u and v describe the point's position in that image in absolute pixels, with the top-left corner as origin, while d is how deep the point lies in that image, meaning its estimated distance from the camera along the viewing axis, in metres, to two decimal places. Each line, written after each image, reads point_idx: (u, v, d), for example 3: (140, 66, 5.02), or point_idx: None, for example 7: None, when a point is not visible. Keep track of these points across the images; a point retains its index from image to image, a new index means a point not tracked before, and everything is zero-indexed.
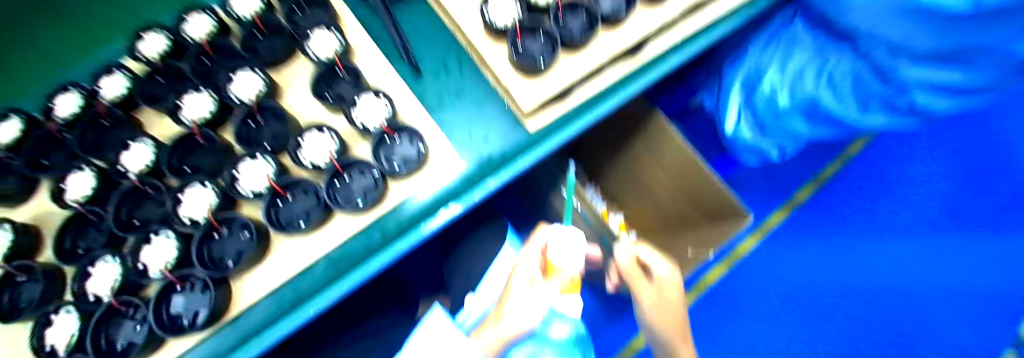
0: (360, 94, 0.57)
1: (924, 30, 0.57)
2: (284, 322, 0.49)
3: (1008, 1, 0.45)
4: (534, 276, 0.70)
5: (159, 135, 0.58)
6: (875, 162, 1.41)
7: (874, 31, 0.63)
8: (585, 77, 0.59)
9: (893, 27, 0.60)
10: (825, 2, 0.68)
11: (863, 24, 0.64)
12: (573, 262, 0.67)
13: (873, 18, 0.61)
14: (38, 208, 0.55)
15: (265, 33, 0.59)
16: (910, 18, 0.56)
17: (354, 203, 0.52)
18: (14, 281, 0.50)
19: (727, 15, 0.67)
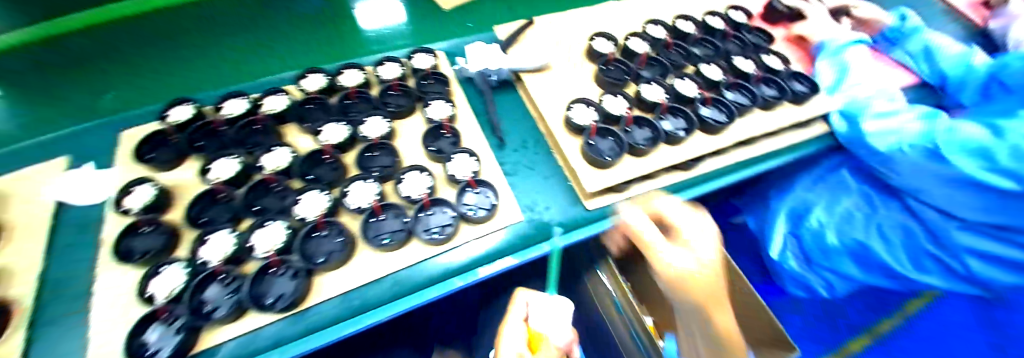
0: (456, 151, 0.72)
1: (986, 202, 0.63)
2: (343, 324, 0.55)
3: None
4: (522, 352, 0.54)
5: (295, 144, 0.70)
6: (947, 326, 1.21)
7: (932, 193, 0.70)
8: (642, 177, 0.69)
9: (951, 193, 0.67)
10: (876, 162, 0.76)
11: (919, 186, 0.72)
12: (562, 332, 0.55)
13: (928, 182, 0.69)
14: (178, 176, 0.65)
15: (397, 91, 0.78)
16: (972, 189, 0.63)
17: (432, 234, 0.61)
18: (140, 230, 0.57)
19: (779, 153, 0.75)
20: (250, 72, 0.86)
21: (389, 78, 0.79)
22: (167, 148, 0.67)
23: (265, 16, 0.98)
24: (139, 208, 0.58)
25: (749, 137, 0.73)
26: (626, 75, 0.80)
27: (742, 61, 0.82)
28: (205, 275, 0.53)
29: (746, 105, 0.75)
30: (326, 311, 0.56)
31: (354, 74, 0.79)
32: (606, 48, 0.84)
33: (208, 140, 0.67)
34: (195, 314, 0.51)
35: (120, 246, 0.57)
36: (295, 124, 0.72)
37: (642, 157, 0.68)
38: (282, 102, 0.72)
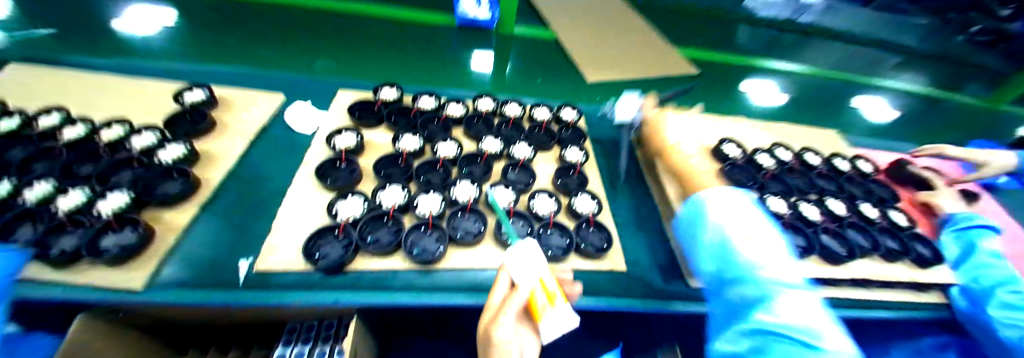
0: (580, 192, 0.80)
1: None
2: (460, 295, 0.61)
3: None
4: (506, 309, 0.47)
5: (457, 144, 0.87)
6: None
7: None
8: None
9: None
10: (999, 349, 0.70)
11: None
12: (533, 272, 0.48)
13: None
14: (372, 136, 0.83)
15: (544, 130, 0.94)
16: None
17: (551, 250, 0.69)
18: (339, 164, 0.74)
19: (887, 303, 0.76)
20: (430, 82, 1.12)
21: (541, 119, 0.95)
22: (370, 114, 0.86)
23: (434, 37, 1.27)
24: (343, 147, 0.75)
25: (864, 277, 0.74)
26: (749, 181, 0.86)
27: (867, 206, 0.85)
28: (378, 212, 0.65)
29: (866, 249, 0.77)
30: (448, 279, 0.63)
31: (514, 107, 0.96)
32: (734, 152, 0.93)
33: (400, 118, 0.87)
34: (361, 239, 0.61)
35: (321, 168, 0.72)
36: (462, 129, 0.90)
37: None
38: (459, 109, 0.91)
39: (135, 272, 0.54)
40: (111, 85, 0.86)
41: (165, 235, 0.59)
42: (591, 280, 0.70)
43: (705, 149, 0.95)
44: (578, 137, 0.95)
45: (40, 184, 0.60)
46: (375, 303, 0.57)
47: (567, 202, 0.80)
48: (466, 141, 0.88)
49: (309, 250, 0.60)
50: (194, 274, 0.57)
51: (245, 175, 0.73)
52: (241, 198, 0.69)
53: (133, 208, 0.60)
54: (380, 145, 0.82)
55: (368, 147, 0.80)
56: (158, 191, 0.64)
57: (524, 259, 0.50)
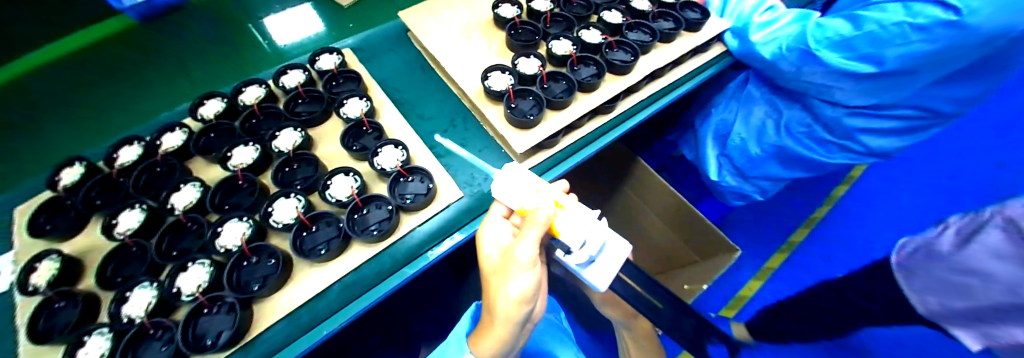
0: (381, 146, 0.69)
1: (862, 88, 0.72)
2: (300, 343, 0.53)
3: (924, 51, 0.61)
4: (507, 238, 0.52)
5: (207, 178, 0.67)
6: (872, 196, 1.37)
7: (829, 90, 0.75)
8: (568, 127, 0.69)
9: (844, 90, 0.74)
10: (774, 72, 0.81)
11: (816, 84, 0.76)
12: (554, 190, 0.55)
13: (818, 77, 0.74)
14: (85, 241, 0.60)
15: (307, 98, 0.75)
16: (857, 82, 0.71)
17: (369, 232, 0.60)
18: (52, 305, 0.53)
19: (686, 78, 0.80)
20: (125, 116, 0.76)
21: (295, 88, 0.75)
22: (67, 217, 0.62)
23: (158, 43, 0.81)
24: (45, 283, 0.53)
25: (655, 71, 0.76)
26: (536, 36, 0.79)
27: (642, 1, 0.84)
28: (130, 332, 0.50)
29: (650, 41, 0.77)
30: (277, 338, 0.54)
31: (255, 90, 0.74)
32: (510, 11, 0.82)
33: (109, 197, 0.63)
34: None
35: (34, 330, 0.52)
36: (199, 157, 0.68)
37: (564, 110, 0.69)
38: (178, 137, 0.67)
39: None
40: None
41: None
42: (431, 227, 0.65)
43: (489, 22, 0.84)
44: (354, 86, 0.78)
45: None
46: None
47: (369, 168, 0.68)
48: (213, 168, 0.68)
49: None
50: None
51: None
52: None
53: None
54: (101, 245, 0.60)
55: (86, 257, 0.59)
56: None
57: (523, 185, 0.54)
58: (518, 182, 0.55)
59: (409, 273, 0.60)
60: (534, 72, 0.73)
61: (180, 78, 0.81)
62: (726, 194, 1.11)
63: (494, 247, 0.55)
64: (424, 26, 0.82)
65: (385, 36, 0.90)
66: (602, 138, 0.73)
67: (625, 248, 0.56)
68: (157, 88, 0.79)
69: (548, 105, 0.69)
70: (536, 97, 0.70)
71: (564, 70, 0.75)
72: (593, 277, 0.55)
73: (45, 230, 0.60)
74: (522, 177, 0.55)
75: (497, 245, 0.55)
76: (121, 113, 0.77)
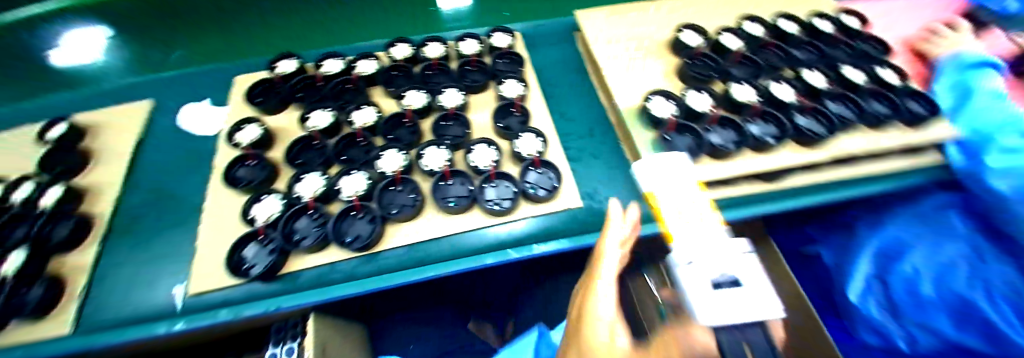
0: (524, 131, 0.72)
1: None
2: (405, 273, 0.59)
3: None
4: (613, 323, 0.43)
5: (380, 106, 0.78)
6: None
7: None
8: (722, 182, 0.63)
9: None
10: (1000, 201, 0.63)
11: None
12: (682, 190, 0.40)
13: None
14: (281, 120, 0.75)
15: (475, 65, 0.82)
16: None
17: (492, 205, 0.63)
18: (246, 161, 0.68)
19: (882, 177, 0.66)
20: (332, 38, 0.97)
21: (469, 54, 0.83)
22: (274, 97, 0.78)
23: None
24: (249, 143, 0.68)
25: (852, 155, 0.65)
26: (712, 73, 0.74)
27: (851, 70, 0.74)
28: (298, 206, 0.61)
29: (852, 122, 0.66)
30: (393, 261, 0.61)
31: (436, 47, 0.84)
32: (695, 40, 0.78)
33: (308, 94, 0.78)
34: (287, 237, 0.59)
35: (230, 174, 0.67)
36: (381, 87, 0.79)
37: (725, 162, 0.63)
38: (371, 65, 0.80)
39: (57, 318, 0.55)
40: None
41: (72, 278, 0.59)
42: (543, 224, 0.65)
43: (661, 45, 0.82)
44: (516, 67, 0.83)
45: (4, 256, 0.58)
46: (316, 301, 0.55)
47: (509, 147, 0.72)
48: (386, 100, 0.79)
49: (236, 262, 0.57)
50: (110, 306, 0.58)
51: (161, 195, 0.70)
52: (156, 209, 0.69)
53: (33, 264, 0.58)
54: (291, 129, 0.74)
55: (279, 134, 0.73)
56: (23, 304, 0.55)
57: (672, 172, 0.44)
58: (667, 168, 0.44)
59: (512, 254, 0.61)
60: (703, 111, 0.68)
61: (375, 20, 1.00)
62: (855, 333, 0.89)
63: (609, 333, 0.42)
64: (595, 31, 0.83)
65: (552, 28, 0.94)
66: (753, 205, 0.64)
67: (776, 308, 0.26)
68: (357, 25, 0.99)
69: (708, 152, 0.63)
70: (696, 137, 0.66)
71: (737, 119, 0.68)
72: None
73: (257, 102, 0.77)
74: (668, 169, 0.43)
75: (611, 336, 0.42)
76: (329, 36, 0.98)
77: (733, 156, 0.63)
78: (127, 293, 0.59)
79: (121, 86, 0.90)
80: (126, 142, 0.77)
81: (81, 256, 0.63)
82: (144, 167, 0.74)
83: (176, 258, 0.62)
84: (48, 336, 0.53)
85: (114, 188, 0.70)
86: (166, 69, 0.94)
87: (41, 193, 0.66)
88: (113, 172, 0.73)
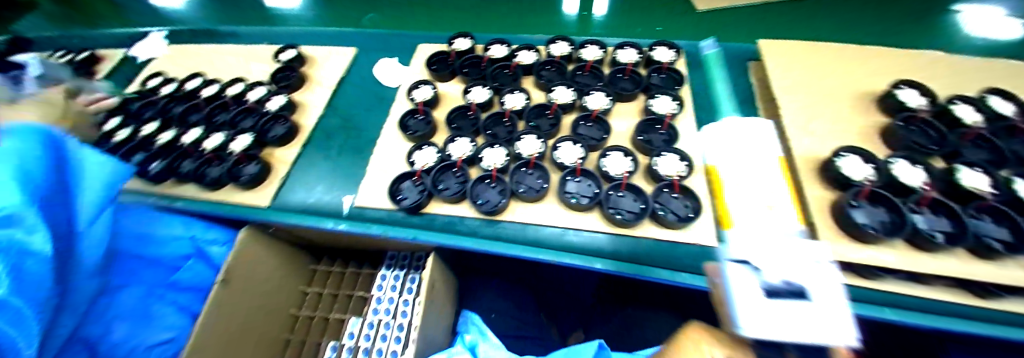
0: (666, 151, 0.68)
1: None
2: (517, 247, 0.63)
3: None
4: None
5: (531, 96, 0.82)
6: None
7: None
8: (908, 277, 0.52)
9: None
10: None
11: None
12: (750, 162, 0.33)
13: None
14: (446, 88, 0.85)
15: (630, 74, 0.79)
16: None
17: (615, 214, 0.63)
18: (415, 116, 0.80)
19: None
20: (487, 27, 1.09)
21: (625, 62, 0.79)
22: (444, 66, 0.89)
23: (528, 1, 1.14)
24: (422, 100, 0.79)
25: None
26: (931, 145, 0.61)
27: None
28: (448, 163, 0.70)
29: None
30: (510, 232, 0.66)
31: (593, 51, 0.84)
32: (916, 101, 0.66)
33: (471, 70, 0.86)
34: (433, 187, 0.68)
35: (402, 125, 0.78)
36: (533, 78, 0.83)
37: (932, 255, 0.51)
38: (531, 57, 0.84)
39: (265, 192, 0.74)
40: (249, 50, 1.07)
41: (278, 167, 0.78)
42: (663, 249, 0.61)
43: (859, 100, 0.70)
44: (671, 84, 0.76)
45: (246, 135, 0.80)
46: (440, 243, 0.64)
47: (646, 162, 0.69)
48: (535, 91, 0.82)
49: (394, 191, 0.70)
50: (297, 196, 0.74)
51: (343, 120, 0.85)
52: (337, 130, 0.84)
53: (256, 148, 0.79)
54: (453, 97, 0.83)
55: (443, 99, 0.83)
56: (244, 175, 0.76)
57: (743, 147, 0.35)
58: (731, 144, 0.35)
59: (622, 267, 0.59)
60: (915, 186, 0.56)
61: (528, 21, 1.09)
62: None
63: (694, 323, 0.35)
64: (779, 71, 0.75)
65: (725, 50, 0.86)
66: (961, 321, 0.50)
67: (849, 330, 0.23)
68: (510, 22, 1.10)
69: (908, 238, 0.52)
70: (895, 215, 0.55)
71: (960, 209, 0.55)
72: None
73: (432, 69, 0.88)
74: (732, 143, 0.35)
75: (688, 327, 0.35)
76: (485, 24, 1.10)
77: (941, 253, 0.51)
78: (309, 190, 0.75)
79: (328, 29, 1.11)
80: (329, 73, 0.94)
81: (285, 152, 0.81)
82: (336, 96, 0.90)
83: (347, 175, 0.76)
84: (263, 203, 0.73)
85: (314, 106, 0.87)
86: (365, 25, 1.15)
87: (272, 98, 0.87)
88: (317, 93, 0.90)
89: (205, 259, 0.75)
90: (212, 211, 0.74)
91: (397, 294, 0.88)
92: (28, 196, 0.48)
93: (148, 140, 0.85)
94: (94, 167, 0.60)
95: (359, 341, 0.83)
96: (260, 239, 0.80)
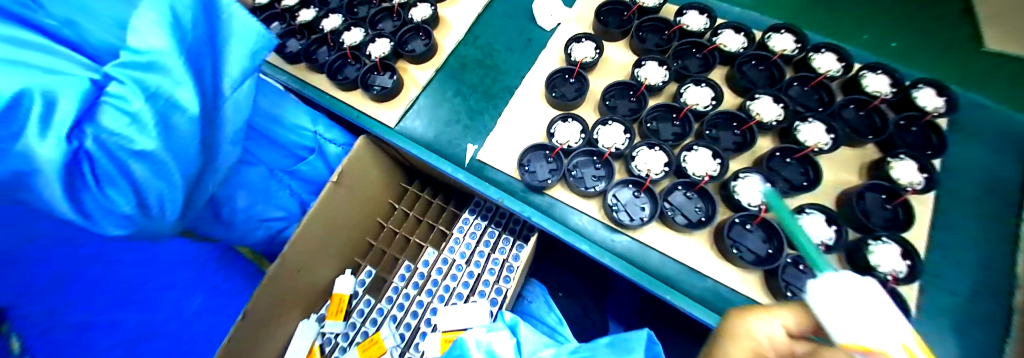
0: (891, 239, 0.48)
1: None
2: (639, 273, 0.52)
3: None
4: None
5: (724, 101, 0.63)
6: None
7: None
8: None
9: None
10: None
11: None
12: None
13: None
14: (610, 51, 0.71)
15: (870, 110, 0.56)
16: None
17: (785, 293, 0.48)
18: (567, 77, 0.68)
19: None
20: None
21: (873, 92, 0.56)
22: (616, 21, 0.72)
23: None
24: (583, 59, 0.67)
25: None
26: None
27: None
28: (593, 150, 0.59)
29: None
30: (634, 252, 0.55)
31: (831, 61, 0.60)
32: None
33: (651, 36, 0.70)
34: (569, 172, 0.59)
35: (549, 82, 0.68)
36: (728, 72, 0.64)
37: None
38: (735, 44, 0.65)
39: (391, 111, 0.70)
40: None
41: (409, 87, 0.73)
42: None
43: None
44: (925, 145, 0.54)
45: (383, 41, 0.75)
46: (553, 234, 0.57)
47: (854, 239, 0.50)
48: (725, 90, 0.64)
49: (521, 162, 0.62)
50: (421, 126, 0.70)
51: (481, 53, 0.76)
52: (471, 64, 0.75)
53: (392, 58, 0.74)
54: (615, 65, 0.69)
55: (602, 64, 0.70)
56: (374, 85, 0.72)
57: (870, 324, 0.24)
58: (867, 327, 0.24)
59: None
60: None
61: None
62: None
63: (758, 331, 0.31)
64: None
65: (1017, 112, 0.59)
66: None
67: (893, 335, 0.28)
68: None
69: None
70: None
71: None
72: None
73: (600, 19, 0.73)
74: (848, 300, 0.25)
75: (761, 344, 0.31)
76: None
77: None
78: (431, 123, 0.70)
79: None
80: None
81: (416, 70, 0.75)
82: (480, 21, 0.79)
83: (474, 121, 0.70)
84: (387, 123, 0.69)
85: (457, 25, 0.78)
86: None
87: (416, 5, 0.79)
88: (463, 11, 0.80)
89: (322, 156, 0.75)
90: (337, 112, 0.73)
91: (473, 242, 0.86)
92: (177, 42, 0.41)
93: (291, 12, 0.82)
94: (240, 28, 0.51)
95: (431, 272, 0.84)
96: (371, 150, 0.80)
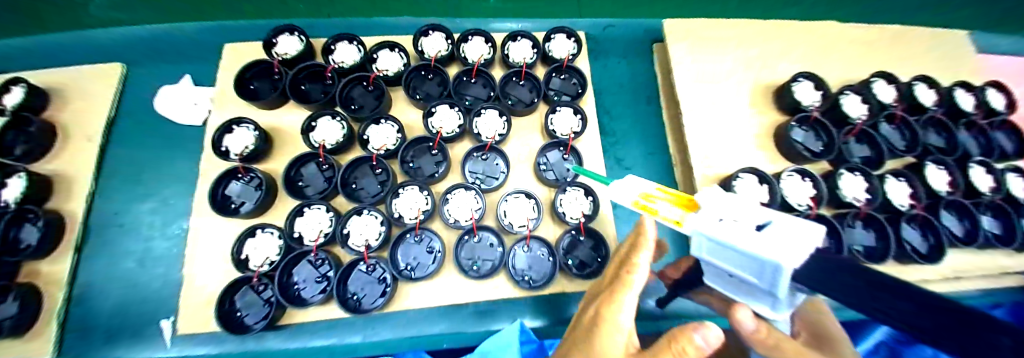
0: (570, 186, 0.60)
1: None
2: (407, 340, 0.56)
3: None
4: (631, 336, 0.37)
5: (410, 125, 0.63)
6: None
7: None
8: None
9: None
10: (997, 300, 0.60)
11: None
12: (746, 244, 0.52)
13: None
14: (279, 121, 0.62)
15: (523, 81, 0.64)
16: None
17: (523, 277, 0.57)
18: (236, 175, 0.58)
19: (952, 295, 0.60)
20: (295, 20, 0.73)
21: (518, 63, 0.64)
22: (269, 86, 0.64)
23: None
24: (239, 153, 0.57)
25: (934, 280, 0.57)
26: (819, 149, 0.60)
27: (977, 170, 0.62)
28: (299, 253, 0.54)
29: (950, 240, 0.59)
30: (396, 322, 0.56)
31: (479, 46, 0.65)
32: (810, 98, 0.61)
33: (313, 86, 0.63)
34: (287, 285, 0.55)
35: (217, 193, 0.57)
36: (405, 92, 0.63)
37: None
38: (395, 65, 0.64)
39: (33, 345, 0.52)
40: None
41: (52, 294, 0.54)
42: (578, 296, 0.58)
43: (764, 87, 0.65)
44: (570, 88, 0.64)
45: None
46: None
47: (551, 200, 0.60)
48: (411, 113, 0.63)
49: (226, 310, 0.53)
50: (107, 329, 0.55)
51: (147, 195, 0.63)
52: (137, 218, 0.62)
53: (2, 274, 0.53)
54: (292, 136, 0.61)
55: (277, 140, 0.61)
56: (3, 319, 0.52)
57: (632, 186, 0.40)
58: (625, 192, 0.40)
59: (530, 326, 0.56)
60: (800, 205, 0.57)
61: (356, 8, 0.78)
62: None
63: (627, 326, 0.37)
64: (683, 53, 0.64)
65: (626, 24, 0.71)
66: None
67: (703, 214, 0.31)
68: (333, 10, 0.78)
69: None
70: None
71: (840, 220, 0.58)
72: (744, 245, 0.26)
73: (250, 92, 0.63)
74: (628, 189, 0.40)
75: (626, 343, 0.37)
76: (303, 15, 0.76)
77: None
78: (117, 319, 0.56)
79: (57, 35, 0.70)
80: (94, 120, 0.64)
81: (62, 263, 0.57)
82: (123, 160, 0.64)
83: (172, 283, 0.58)
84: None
85: (86, 179, 0.60)
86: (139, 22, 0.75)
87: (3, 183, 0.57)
88: (89, 159, 0.61)
89: None
90: None
91: None
92: None
93: None
94: None
95: None
96: None
